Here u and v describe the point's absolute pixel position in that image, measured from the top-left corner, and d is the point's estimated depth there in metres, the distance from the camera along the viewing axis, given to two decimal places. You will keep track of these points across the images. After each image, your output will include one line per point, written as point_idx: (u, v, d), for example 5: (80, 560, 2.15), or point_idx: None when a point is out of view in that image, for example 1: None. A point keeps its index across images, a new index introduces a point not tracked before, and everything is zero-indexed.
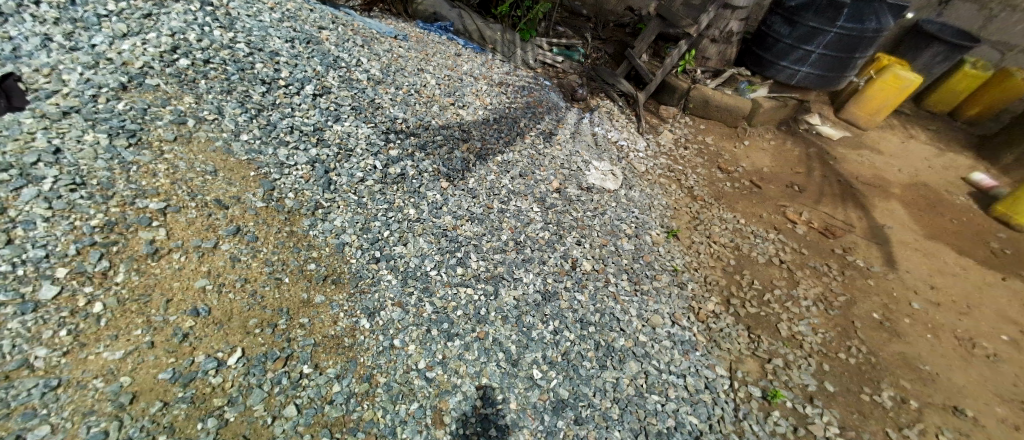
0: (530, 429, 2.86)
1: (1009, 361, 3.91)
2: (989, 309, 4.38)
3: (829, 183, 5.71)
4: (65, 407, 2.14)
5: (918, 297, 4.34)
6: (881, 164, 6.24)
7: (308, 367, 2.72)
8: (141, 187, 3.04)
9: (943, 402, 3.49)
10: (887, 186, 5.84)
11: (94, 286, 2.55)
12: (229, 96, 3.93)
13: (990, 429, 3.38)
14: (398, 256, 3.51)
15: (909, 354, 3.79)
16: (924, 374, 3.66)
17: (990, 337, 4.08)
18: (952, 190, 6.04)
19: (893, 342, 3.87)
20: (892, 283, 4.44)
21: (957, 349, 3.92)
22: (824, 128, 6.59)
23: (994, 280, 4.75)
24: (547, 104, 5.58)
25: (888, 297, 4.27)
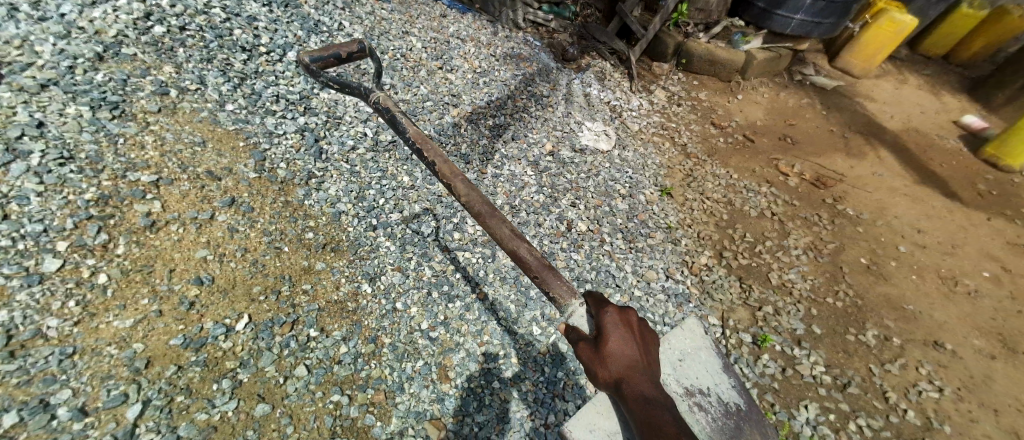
0: (532, 380, 3.00)
1: (989, 296, 4.10)
2: (971, 249, 4.56)
3: (822, 135, 5.76)
4: (83, 373, 2.20)
5: (905, 241, 4.50)
6: (874, 113, 6.28)
7: (315, 330, 2.79)
8: (131, 160, 3.01)
9: (924, 338, 3.69)
10: (879, 136, 5.90)
11: (96, 258, 2.56)
12: (210, 64, 3.83)
13: (968, 360, 3.59)
14: (395, 223, 3.54)
15: (893, 295, 3.97)
16: (907, 313, 3.85)
17: (971, 275, 4.27)
18: (942, 135, 6.12)
19: (879, 284, 4.04)
20: (880, 229, 4.58)
21: (939, 288, 4.10)
22: (819, 78, 6.59)
23: (979, 221, 4.92)
24: (536, 66, 5.50)
25: (875, 243, 4.42)
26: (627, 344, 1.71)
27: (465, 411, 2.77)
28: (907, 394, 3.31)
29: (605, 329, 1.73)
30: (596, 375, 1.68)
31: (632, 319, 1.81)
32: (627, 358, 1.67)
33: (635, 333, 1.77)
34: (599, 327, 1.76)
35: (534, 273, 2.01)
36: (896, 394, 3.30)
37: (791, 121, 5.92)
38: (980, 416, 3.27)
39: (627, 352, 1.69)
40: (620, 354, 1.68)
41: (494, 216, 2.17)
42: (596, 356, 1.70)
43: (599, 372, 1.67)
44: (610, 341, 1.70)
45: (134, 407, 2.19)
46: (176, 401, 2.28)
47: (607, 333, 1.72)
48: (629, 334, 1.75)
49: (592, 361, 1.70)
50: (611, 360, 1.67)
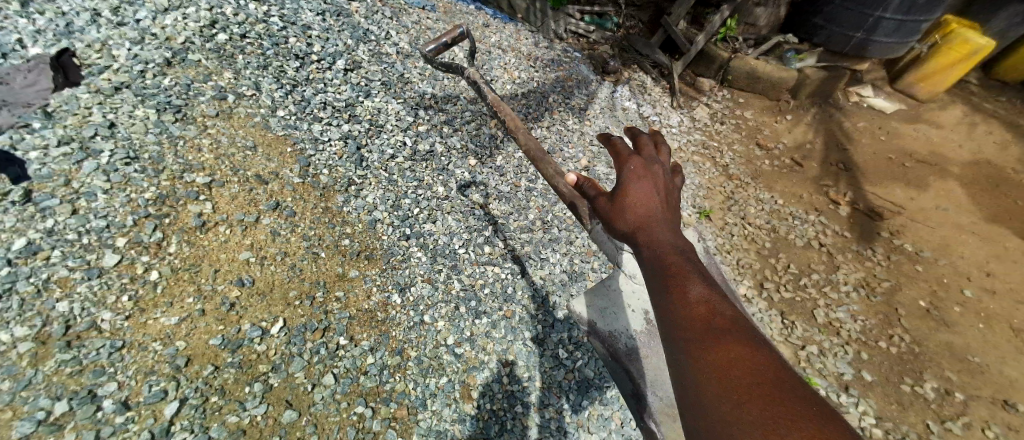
0: (555, 406, 2.93)
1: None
2: None
3: (880, 162, 5.38)
4: (129, 367, 2.32)
5: (972, 284, 4.12)
6: (943, 141, 5.83)
7: (344, 338, 2.84)
8: (188, 162, 3.18)
9: (993, 396, 3.35)
10: (948, 166, 5.46)
11: (150, 256, 2.71)
12: (265, 71, 4.01)
13: None
14: (427, 234, 3.57)
15: (958, 345, 3.64)
16: (974, 366, 3.51)
17: None
18: (1020, 169, 5.61)
19: (941, 331, 3.71)
20: (944, 270, 4.22)
21: (1012, 341, 3.74)
22: (878, 101, 6.20)
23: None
24: (577, 78, 5.44)
25: (938, 284, 4.07)
26: (647, 189, 1.52)
27: (486, 433, 2.74)
28: None
29: (623, 178, 1.56)
30: (609, 223, 1.54)
31: (660, 171, 1.60)
32: (644, 201, 1.50)
33: (659, 180, 1.57)
34: (617, 173, 1.59)
35: (568, 200, 2.01)
36: None
37: (847, 146, 5.56)
38: None
39: (646, 197, 1.50)
40: (636, 197, 1.51)
41: (545, 158, 2.21)
42: (609, 206, 1.55)
43: (612, 219, 1.53)
44: (625, 187, 1.54)
45: (172, 405, 2.29)
46: (210, 401, 2.37)
47: (624, 183, 1.55)
48: (649, 178, 1.56)
49: (606, 211, 1.56)
50: (626, 206, 1.51)
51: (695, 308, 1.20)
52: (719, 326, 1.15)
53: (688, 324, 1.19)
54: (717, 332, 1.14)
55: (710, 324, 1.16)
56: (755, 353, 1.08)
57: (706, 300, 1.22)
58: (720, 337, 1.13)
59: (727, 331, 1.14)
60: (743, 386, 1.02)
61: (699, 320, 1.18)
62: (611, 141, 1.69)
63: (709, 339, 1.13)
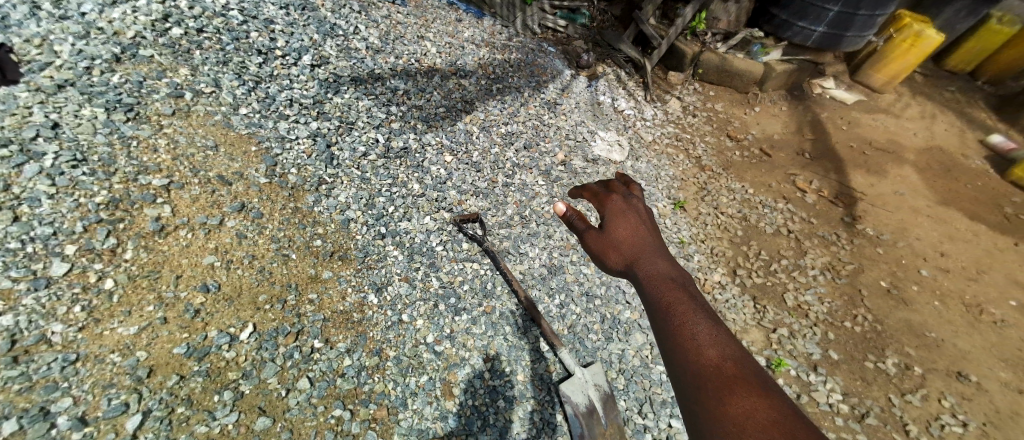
0: (537, 399, 2.92)
1: (1017, 326, 3.97)
2: (999, 275, 4.42)
3: (843, 149, 5.64)
4: (85, 381, 2.17)
5: (928, 264, 4.37)
6: (898, 130, 6.14)
7: (319, 341, 2.75)
8: (143, 163, 3.01)
9: (948, 367, 3.56)
10: (901, 154, 5.76)
11: (104, 263, 2.55)
12: (225, 67, 3.84)
13: (993, 392, 3.46)
14: (403, 232, 3.51)
15: (915, 321, 3.85)
16: (930, 341, 3.72)
17: (998, 302, 4.14)
18: (965, 155, 5.98)
19: (900, 309, 3.92)
20: (902, 251, 4.46)
21: (964, 315, 3.98)
22: (839, 92, 6.52)
23: (1007, 246, 4.78)
24: (550, 72, 5.46)
25: (897, 265, 4.30)
26: (634, 227, 1.73)
27: (469, 430, 2.70)
28: (928, 427, 3.20)
29: (607, 218, 1.77)
30: (604, 260, 1.71)
31: (638, 206, 1.84)
32: (635, 238, 1.70)
33: (645, 218, 1.79)
34: (605, 213, 1.81)
35: None
36: (916, 427, 3.19)
37: (811, 135, 5.80)
38: None
39: (635, 235, 1.71)
40: (626, 235, 1.71)
41: None
42: (603, 242, 1.73)
43: (606, 255, 1.71)
44: (616, 226, 1.73)
45: (134, 418, 2.15)
46: (176, 412, 2.24)
47: (611, 220, 1.75)
48: (634, 217, 1.78)
49: (599, 247, 1.73)
50: (620, 244, 1.69)
51: (702, 346, 1.28)
52: (727, 365, 1.23)
53: (696, 362, 1.25)
54: (722, 369, 1.22)
55: (717, 361, 1.24)
56: (760, 390, 1.16)
57: (710, 337, 1.30)
58: (728, 375, 1.20)
59: (733, 370, 1.21)
60: (753, 421, 1.07)
61: (707, 360, 1.25)
62: (594, 186, 1.93)
63: (716, 377, 1.20)
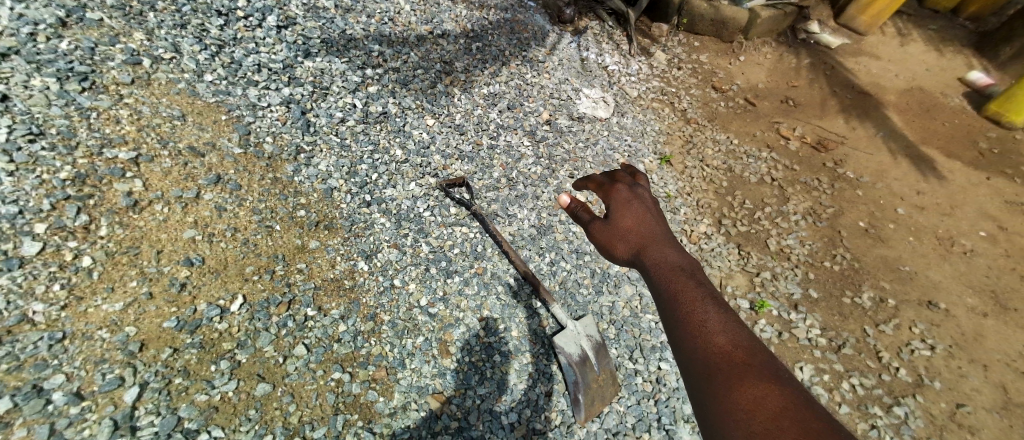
0: (531, 353, 3.01)
1: (984, 255, 4.18)
2: (970, 208, 4.61)
3: (824, 96, 5.72)
4: (76, 357, 2.14)
5: (904, 203, 4.56)
6: (880, 72, 6.17)
7: (312, 309, 2.74)
8: (106, 136, 2.85)
9: (919, 298, 3.78)
10: (883, 95, 5.80)
11: (79, 240, 2.45)
12: (184, 31, 3.61)
13: (961, 318, 3.70)
14: (390, 199, 3.47)
15: (890, 257, 4.05)
16: (903, 274, 3.94)
17: (968, 235, 4.34)
18: (946, 92, 6.00)
19: (877, 247, 4.12)
20: (879, 192, 4.62)
21: (936, 249, 4.18)
22: (826, 36, 6.46)
23: (979, 180, 4.94)
24: (531, 28, 5.32)
25: (875, 205, 4.48)
26: (641, 219, 1.79)
27: (468, 384, 2.78)
28: (899, 353, 3.42)
29: (613, 209, 1.83)
30: (613, 252, 1.78)
31: (645, 197, 1.90)
32: (642, 230, 1.76)
33: (651, 208, 1.85)
34: (611, 205, 1.85)
35: None
36: (889, 354, 3.40)
37: (794, 83, 5.86)
38: (970, 371, 3.38)
39: (643, 227, 1.77)
40: (633, 227, 1.77)
41: None
42: (610, 234, 1.79)
43: (615, 247, 1.78)
44: (623, 218, 1.79)
45: (132, 390, 2.13)
46: (174, 383, 2.23)
47: (619, 212, 1.81)
48: (640, 208, 1.83)
49: (606, 239, 1.80)
50: (628, 236, 1.76)
51: (709, 331, 1.36)
52: (733, 349, 1.30)
53: (704, 347, 1.33)
54: (729, 353, 1.30)
55: (725, 346, 1.32)
56: (766, 372, 1.23)
57: (716, 323, 1.38)
58: (734, 358, 1.28)
59: (739, 354, 1.29)
60: (758, 403, 1.14)
61: (715, 345, 1.32)
62: (599, 177, 1.97)
63: (722, 361, 1.28)
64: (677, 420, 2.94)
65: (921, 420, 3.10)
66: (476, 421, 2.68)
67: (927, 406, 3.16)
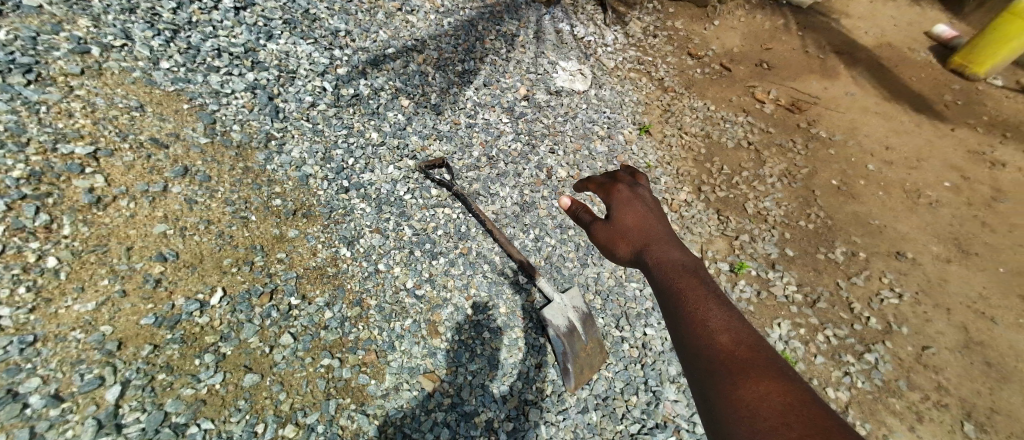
0: (521, 327, 3.05)
1: (949, 205, 4.36)
2: (936, 160, 4.76)
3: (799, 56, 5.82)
4: (50, 359, 2.06)
5: (874, 159, 4.69)
6: (850, 29, 6.18)
7: (296, 298, 2.70)
8: (60, 130, 2.65)
9: (888, 249, 3.95)
10: (854, 53, 5.86)
11: (41, 241, 2.30)
12: (133, 16, 3.38)
13: (926, 266, 3.87)
14: (367, 184, 3.40)
15: (861, 213, 4.20)
16: (873, 228, 4.10)
17: (934, 186, 4.51)
18: (913, 47, 6.04)
19: (849, 204, 4.27)
20: (850, 150, 4.75)
21: (904, 202, 4.34)
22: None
23: (944, 132, 5.06)
24: (504, 2, 5.21)
25: (846, 164, 4.61)
26: (642, 219, 1.73)
27: (458, 362, 2.80)
28: (870, 303, 3.58)
29: (613, 208, 1.79)
30: (616, 253, 1.72)
31: (647, 198, 1.83)
32: (644, 230, 1.69)
33: (653, 208, 1.79)
34: (612, 205, 1.82)
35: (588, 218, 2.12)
36: (860, 304, 3.57)
37: (768, 45, 5.93)
38: (935, 316, 3.57)
39: (645, 226, 1.70)
40: (635, 227, 1.71)
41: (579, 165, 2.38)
42: (613, 235, 1.74)
43: (618, 247, 1.71)
44: (624, 217, 1.74)
45: (114, 389, 2.08)
46: (158, 379, 2.18)
47: (620, 212, 1.76)
48: (642, 209, 1.77)
49: (609, 239, 1.74)
50: (629, 235, 1.70)
51: (712, 329, 1.24)
52: (738, 348, 1.17)
53: (706, 345, 1.21)
54: (734, 351, 1.17)
55: (729, 346, 1.19)
56: (774, 372, 1.09)
57: (721, 322, 1.26)
58: (738, 357, 1.15)
59: (745, 353, 1.16)
60: (763, 402, 1.01)
61: (718, 343, 1.20)
62: (601, 179, 1.93)
63: (727, 359, 1.15)
64: (663, 382, 3.03)
65: (891, 364, 3.27)
66: (469, 396, 2.71)
67: (895, 351, 3.34)
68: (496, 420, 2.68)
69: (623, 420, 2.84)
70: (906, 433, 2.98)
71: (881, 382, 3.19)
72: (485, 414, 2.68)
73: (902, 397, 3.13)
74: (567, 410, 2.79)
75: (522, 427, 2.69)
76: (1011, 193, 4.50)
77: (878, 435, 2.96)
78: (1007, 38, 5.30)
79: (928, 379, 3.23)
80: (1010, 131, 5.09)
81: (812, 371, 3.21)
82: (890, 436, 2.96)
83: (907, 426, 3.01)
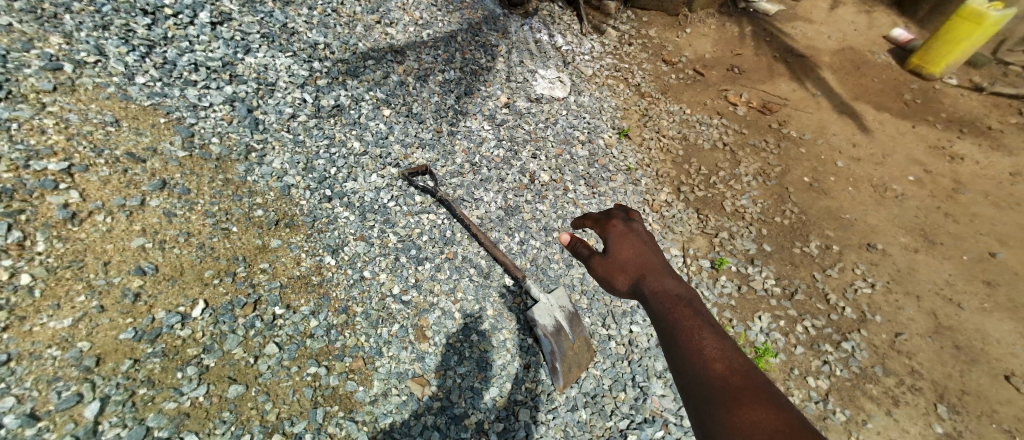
0: (509, 329, 3.06)
1: (914, 197, 4.54)
2: (900, 155, 4.96)
3: (768, 60, 6.03)
4: (25, 378, 2.00)
5: (843, 156, 4.87)
6: (815, 34, 6.44)
7: (280, 308, 2.67)
8: (32, 147, 2.59)
9: (859, 241, 4.09)
10: (819, 56, 6.11)
11: (13, 258, 2.24)
12: (106, 32, 3.33)
13: (896, 256, 4.02)
14: (351, 192, 3.40)
15: (833, 207, 4.36)
16: (845, 221, 4.24)
17: (900, 180, 4.70)
18: (873, 50, 6.31)
19: (821, 199, 4.42)
20: (820, 148, 4.94)
21: (872, 195, 4.51)
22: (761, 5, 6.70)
23: (907, 129, 5.29)
24: (482, 14, 5.30)
25: (817, 161, 4.78)
26: (639, 253, 1.81)
27: (447, 366, 2.80)
28: (845, 293, 3.71)
29: (610, 243, 1.87)
30: (615, 285, 1.79)
31: (641, 233, 1.92)
32: (640, 262, 1.77)
33: (647, 242, 1.88)
34: (608, 239, 1.89)
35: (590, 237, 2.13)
36: (835, 295, 3.69)
37: (739, 51, 6.13)
38: (906, 303, 3.70)
39: (641, 259, 1.78)
40: (632, 260, 1.79)
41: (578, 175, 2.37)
42: (611, 267, 1.81)
43: (618, 280, 1.78)
44: (621, 252, 1.82)
45: (92, 405, 2.03)
46: (138, 394, 2.13)
47: (616, 247, 1.84)
48: (637, 243, 1.86)
49: (608, 272, 1.81)
50: (626, 267, 1.78)
51: (708, 358, 1.32)
52: (732, 376, 1.25)
53: (703, 372, 1.28)
54: (729, 379, 1.24)
55: (724, 373, 1.26)
56: (766, 398, 1.17)
57: (716, 350, 1.34)
58: (731, 383, 1.23)
59: (739, 381, 1.23)
60: (756, 427, 1.09)
61: (714, 370, 1.27)
62: (596, 214, 2.01)
63: (723, 386, 1.22)
64: (650, 377, 3.07)
65: (866, 351, 3.38)
66: (458, 399, 2.71)
67: (870, 338, 3.45)
68: (487, 422, 2.69)
69: (612, 416, 2.86)
70: (884, 417, 3.08)
71: (858, 368, 3.28)
72: (475, 416, 2.68)
73: (879, 383, 3.23)
74: (556, 409, 2.81)
75: (512, 427, 2.70)
76: (971, 185, 4.72)
77: (857, 420, 3.05)
78: (957, 40, 5.59)
79: (902, 364, 3.34)
80: (968, 127, 5.34)
81: (792, 361, 3.30)
82: (869, 421, 3.05)
83: (885, 411, 3.11)
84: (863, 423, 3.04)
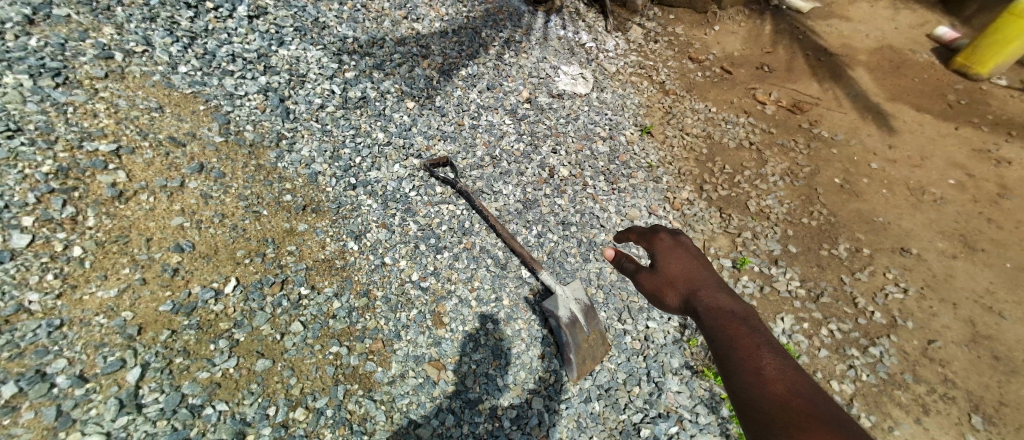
0: (524, 319, 3.11)
1: (954, 202, 4.35)
2: (941, 158, 4.75)
3: (801, 58, 5.85)
4: (76, 342, 2.15)
5: (878, 158, 4.70)
6: (851, 31, 6.21)
7: (305, 288, 2.79)
8: (85, 129, 2.77)
9: (892, 246, 3.95)
10: (856, 54, 5.89)
11: (67, 232, 2.42)
12: (153, 24, 3.51)
13: (931, 262, 3.87)
14: (374, 181, 3.50)
15: (865, 210, 4.22)
16: (877, 225, 4.10)
17: (939, 183, 4.51)
18: (915, 48, 6.03)
19: (852, 201, 4.28)
20: (854, 148, 4.78)
21: (909, 198, 4.34)
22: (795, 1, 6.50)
23: (949, 131, 5.05)
24: (507, 10, 5.34)
25: (850, 162, 4.63)
26: (688, 266, 1.65)
27: (463, 352, 2.86)
28: (874, 298, 3.60)
29: (657, 255, 1.72)
30: (664, 301, 1.63)
31: (691, 246, 1.74)
32: (691, 276, 1.62)
33: (697, 255, 1.71)
34: (655, 253, 1.75)
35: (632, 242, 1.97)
36: (864, 299, 3.58)
37: (770, 48, 5.97)
38: (940, 310, 3.56)
39: (692, 274, 1.62)
40: (681, 274, 1.63)
41: None
42: (659, 283, 1.66)
43: (667, 296, 1.63)
44: (669, 265, 1.67)
45: (134, 370, 2.17)
46: (175, 362, 2.27)
47: (664, 261, 1.69)
48: (687, 256, 1.70)
49: (655, 287, 1.66)
50: (674, 282, 1.62)
51: (766, 378, 1.18)
52: (794, 399, 1.11)
53: (762, 396, 1.14)
54: (790, 403, 1.10)
55: (784, 397, 1.12)
56: (835, 427, 1.02)
57: (774, 370, 1.20)
58: (793, 408, 1.09)
59: (803, 405, 1.09)
60: None
61: (773, 392, 1.14)
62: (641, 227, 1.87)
63: (783, 412, 1.09)
64: (665, 372, 3.06)
65: (896, 358, 3.28)
66: (473, 384, 2.77)
67: (900, 345, 3.34)
68: (500, 407, 2.74)
69: (626, 409, 2.87)
70: (911, 426, 2.98)
71: (885, 375, 3.19)
72: (489, 401, 2.74)
73: (907, 390, 3.13)
74: (569, 399, 2.84)
75: (525, 414, 2.74)
76: (1018, 190, 4.48)
77: (883, 427, 2.97)
78: (1008, 38, 5.29)
79: (933, 373, 3.22)
80: (1017, 130, 5.06)
81: (815, 364, 3.23)
82: (895, 428, 2.96)
83: (913, 419, 3.01)
84: (889, 430, 2.95)
